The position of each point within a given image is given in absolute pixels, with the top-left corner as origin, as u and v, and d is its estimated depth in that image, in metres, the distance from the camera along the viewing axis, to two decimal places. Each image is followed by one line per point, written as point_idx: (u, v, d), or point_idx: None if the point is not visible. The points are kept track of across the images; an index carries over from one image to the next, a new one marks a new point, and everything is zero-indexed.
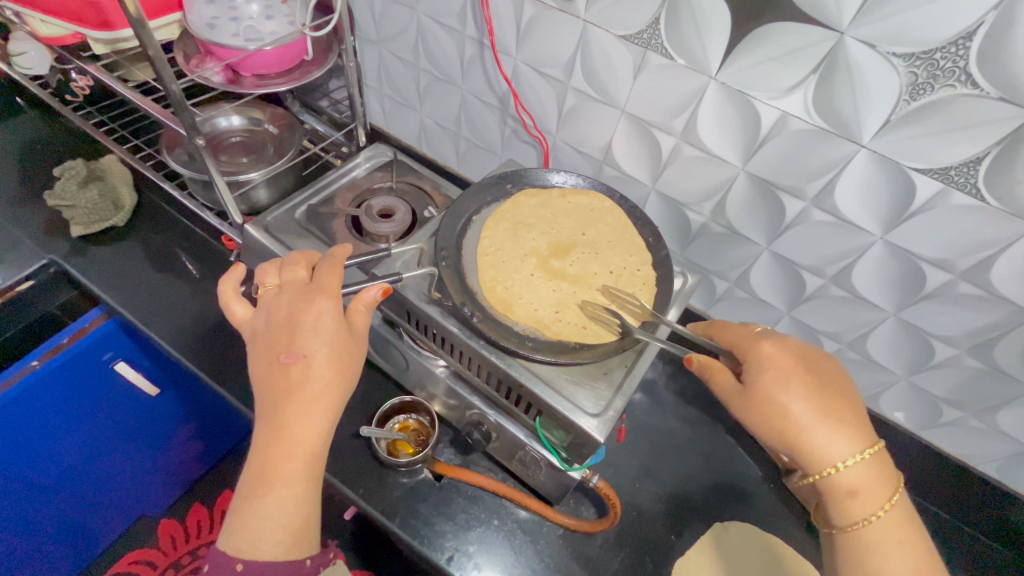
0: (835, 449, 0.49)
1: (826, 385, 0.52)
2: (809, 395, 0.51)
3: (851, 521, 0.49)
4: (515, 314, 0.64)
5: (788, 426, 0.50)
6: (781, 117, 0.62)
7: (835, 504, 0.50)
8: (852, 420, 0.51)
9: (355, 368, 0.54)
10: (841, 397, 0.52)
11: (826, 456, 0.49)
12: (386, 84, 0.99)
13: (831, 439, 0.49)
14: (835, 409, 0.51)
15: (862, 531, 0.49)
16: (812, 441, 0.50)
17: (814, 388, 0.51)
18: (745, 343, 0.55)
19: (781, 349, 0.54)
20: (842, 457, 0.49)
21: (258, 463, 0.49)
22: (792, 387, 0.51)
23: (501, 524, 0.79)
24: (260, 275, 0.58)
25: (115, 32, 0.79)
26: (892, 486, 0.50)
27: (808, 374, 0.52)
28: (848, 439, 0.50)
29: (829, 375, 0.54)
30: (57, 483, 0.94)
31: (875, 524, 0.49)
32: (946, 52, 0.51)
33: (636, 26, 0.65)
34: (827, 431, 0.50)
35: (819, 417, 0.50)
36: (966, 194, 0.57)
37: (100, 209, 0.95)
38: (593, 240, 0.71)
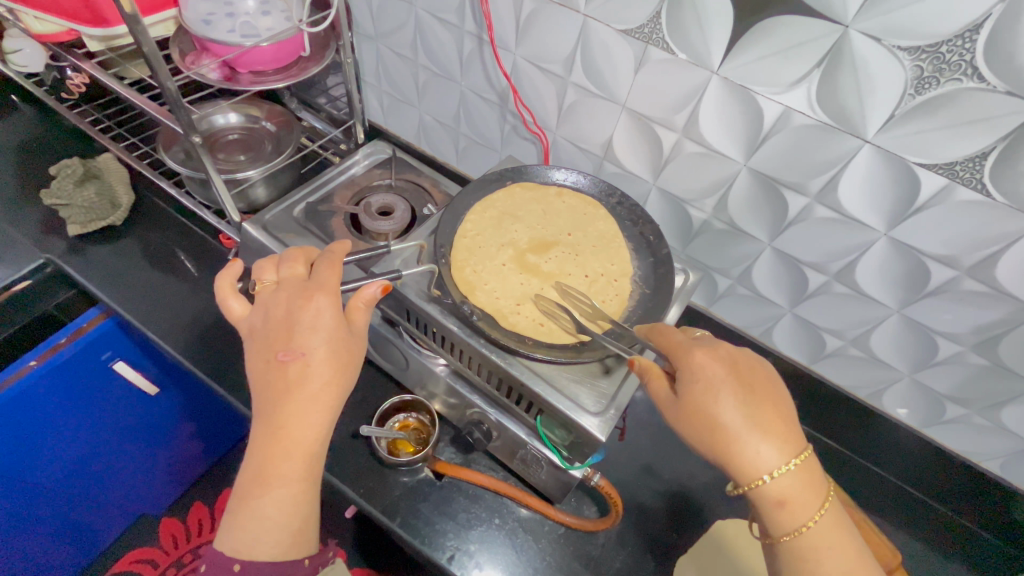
0: (763, 459, 0.47)
1: (758, 392, 0.50)
2: (738, 402, 0.49)
3: (784, 530, 0.47)
4: (474, 297, 0.64)
5: (719, 436, 0.48)
6: (785, 112, 0.61)
7: (766, 514, 0.48)
8: (783, 426, 0.49)
9: (354, 366, 0.53)
10: (772, 404, 0.50)
11: (755, 468, 0.47)
12: (385, 81, 0.99)
13: (760, 450, 0.47)
14: (765, 416, 0.49)
15: (792, 540, 0.47)
16: (742, 451, 0.47)
17: (743, 395, 0.49)
18: (679, 350, 0.53)
19: (713, 356, 0.52)
20: (769, 465, 0.47)
21: (256, 463, 0.49)
22: (722, 394, 0.49)
23: (502, 522, 0.79)
24: (258, 271, 0.57)
25: (109, 28, 0.78)
26: (823, 493, 0.48)
27: (737, 381, 0.50)
28: (778, 446, 0.48)
29: (761, 381, 0.51)
30: (54, 484, 0.93)
31: (806, 534, 0.47)
32: (952, 46, 0.50)
33: (637, 20, 0.64)
34: (755, 441, 0.47)
35: (748, 426, 0.48)
36: (972, 189, 0.56)
37: (98, 208, 0.95)
38: (575, 241, 0.70)
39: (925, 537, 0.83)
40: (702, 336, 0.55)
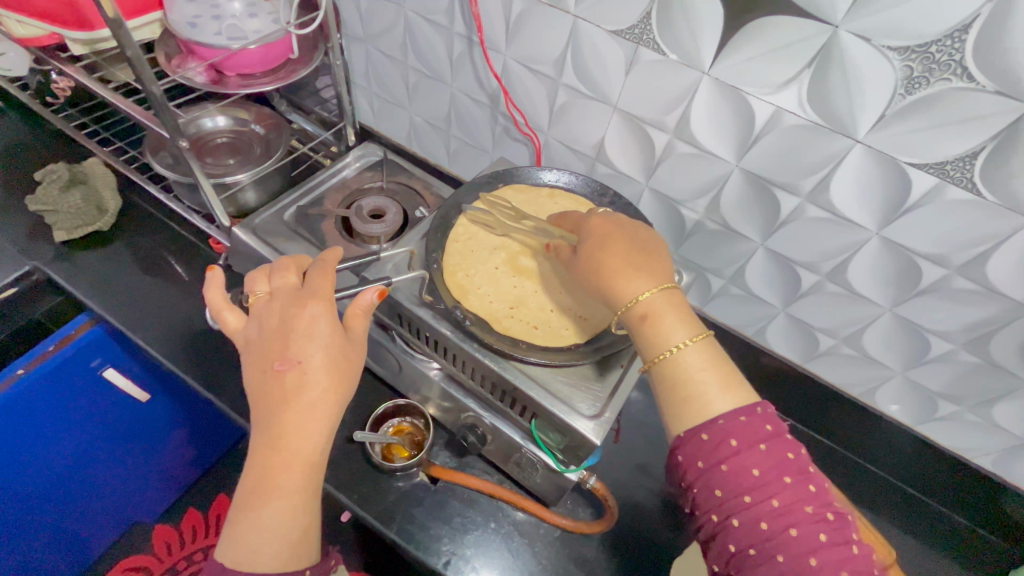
0: (627, 284, 0.53)
1: (638, 243, 0.57)
2: (613, 246, 0.56)
3: (650, 346, 0.51)
4: (468, 302, 0.64)
5: (603, 275, 0.54)
6: (776, 113, 0.61)
7: (637, 333, 0.52)
8: (651, 264, 0.54)
9: (353, 374, 0.52)
10: (648, 253, 0.56)
11: (628, 292, 0.53)
12: (375, 83, 0.98)
13: (628, 278, 0.53)
14: (636, 255, 0.55)
15: (655, 352, 0.50)
16: (618, 281, 0.53)
17: (625, 244, 0.56)
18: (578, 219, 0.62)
19: (605, 219, 0.60)
20: (636, 289, 0.53)
21: (255, 474, 0.48)
22: (600, 240, 0.57)
23: (498, 526, 0.78)
24: (251, 282, 0.56)
25: (93, 32, 0.77)
26: (686, 312, 0.52)
27: (623, 236, 0.57)
28: (642, 276, 0.53)
29: (643, 237, 0.57)
30: (43, 493, 0.91)
31: (666, 341, 0.50)
32: (941, 45, 0.50)
33: (627, 21, 0.64)
34: (630, 273, 0.53)
35: (620, 263, 0.54)
36: (962, 188, 0.56)
37: (83, 213, 0.93)
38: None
39: (921, 533, 0.84)
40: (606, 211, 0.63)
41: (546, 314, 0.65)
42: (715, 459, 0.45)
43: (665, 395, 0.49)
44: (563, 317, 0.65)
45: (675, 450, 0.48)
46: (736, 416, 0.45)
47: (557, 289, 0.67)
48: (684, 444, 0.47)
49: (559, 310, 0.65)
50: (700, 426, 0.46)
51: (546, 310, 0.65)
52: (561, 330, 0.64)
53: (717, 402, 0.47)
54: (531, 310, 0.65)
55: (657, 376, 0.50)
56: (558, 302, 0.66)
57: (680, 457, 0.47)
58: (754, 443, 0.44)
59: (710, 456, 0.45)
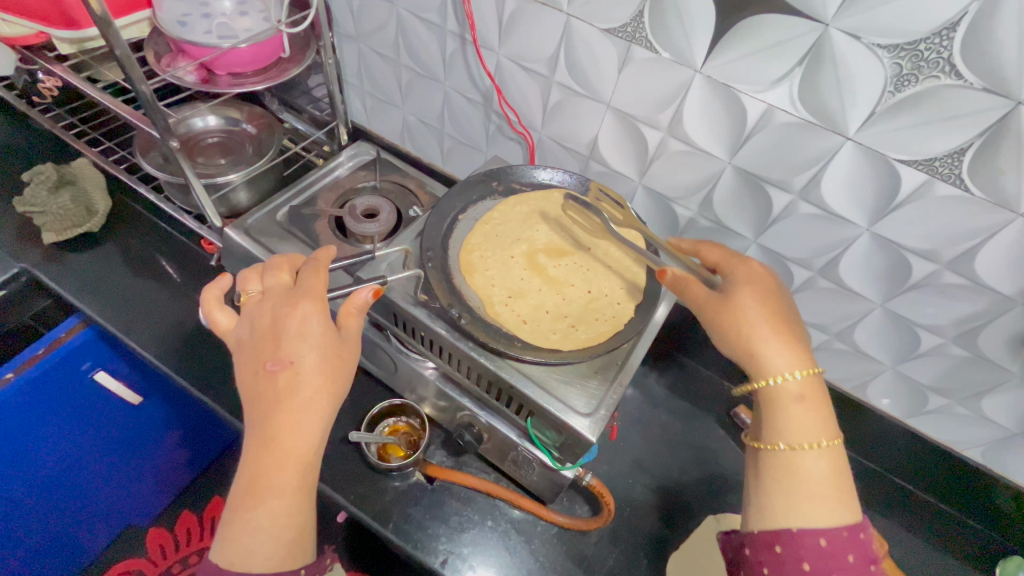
0: (784, 360, 0.52)
1: (791, 310, 0.57)
2: (770, 312, 0.55)
3: (781, 426, 0.51)
4: (472, 280, 0.66)
5: (747, 336, 0.54)
6: (767, 111, 0.62)
7: (773, 406, 0.52)
8: (802, 342, 0.55)
9: (347, 374, 0.52)
10: (799, 325, 0.56)
11: (776, 367, 0.52)
12: (367, 81, 0.97)
13: (783, 352, 0.53)
14: (791, 330, 0.55)
15: (788, 436, 0.50)
16: (764, 350, 0.53)
17: (773, 306, 0.56)
18: (731, 260, 0.60)
19: (763, 270, 0.59)
20: (790, 369, 0.52)
21: (248, 474, 0.48)
22: (758, 295, 0.56)
23: (495, 524, 0.78)
24: (242, 281, 0.56)
25: (81, 31, 0.76)
26: (830, 414, 0.52)
27: (774, 296, 0.56)
28: (800, 357, 0.53)
29: (792, 304, 0.58)
30: (35, 497, 0.90)
31: (802, 435, 0.50)
32: (930, 43, 0.50)
33: (619, 19, 0.64)
34: (778, 346, 0.53)
35: (778, 331, 0.54)
36: (950, 184, 0.57)
37: (72, 214, 0.92)
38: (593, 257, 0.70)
39: (912, 524, 0.85)
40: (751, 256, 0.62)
41: (541, 311, 0.65)
42: (826, 566, 0.45)
43: (775, 479, 0.50)
44: (556, 321, 0.64)
45: (774, 538, 0.47)
46: (855, 532, 0.46)
47: (560, 293, 0.67)
48: (790, 538, 0.47)
49: (554, 314, 0.65)
50: (819, 529, 0.46)
51: (540, 308, 0.65)
52: (549, 332, 0.63)
53: (837, 512, 0.47)
54: (528, 305, 0.65)
55: (775, 455, 0.51)
56: (556, 306, 0.66)
57: (779, 547, 0.47)
58: (863, 562, 0.46)
59: (819, 559, 0.45)
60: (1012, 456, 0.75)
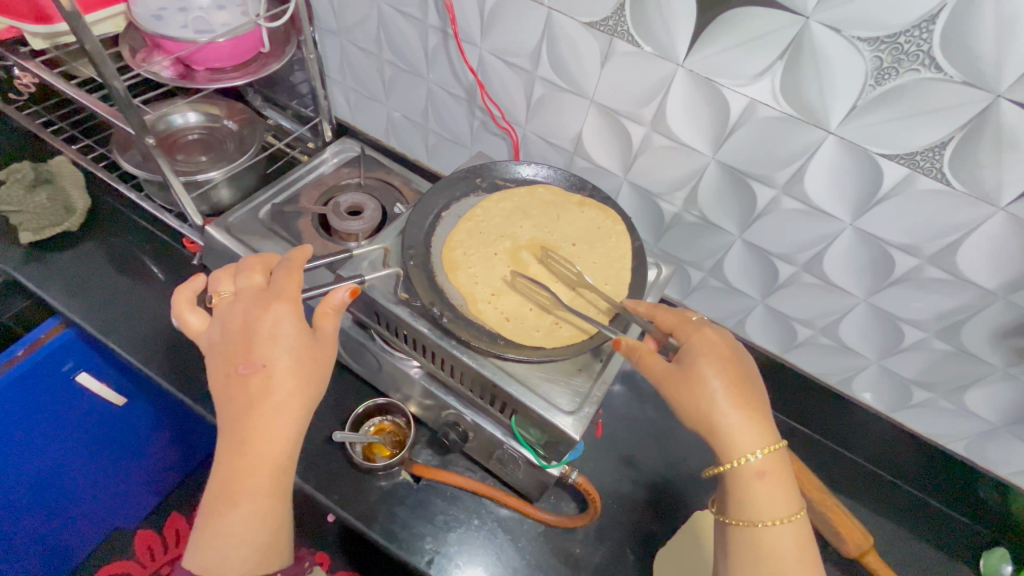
0: (747, 432, 0.51)
1: (749, 375, 0.55)
2: (730, 380, 0.53)
3: (746, 502, 0.51)
4: (454, 278, 0.65)
5: (708, 409, 0.52)
6: (750, 105, 0.61)
7: (737, 482, 0.51)
8: (763, 407, 0.53)
9: (322, 376, 0.51)
10: (757, 388, 0.55)
11: (739, 445, 0.51)
12: (350, 77, 0.96)
13: (743, 422, 0.52)
14: (750, 396, 0.53)
15: (755, 514, 0.50)
16: (724, 425, 0.52)
17: (733, 371, 0.54)
18: (684, 326, 0.58)
19: (716, 337, 0.57)
20: (752, 447, 0.51)
21: (219, 479, 0.47)
22: (717, 364, 0.54)
23: (481, 523, 0.78)
24: (215, 282, 0.54)
25: (52, 26, 0.75)
26: (793, 483, 0.51)
27: (733, 362, 0.55)
28: (761, 426, 0.52)
29: (751, 366, 0.56)
30: (16, 502, 0.89)
31: (767, 512, 0.50)
32: (910, 36, 0.50)
33: (601, 13, 0.63)
34: (740, 418, 0.52)
35: (737, 400, 0.52)
36: (932, 178, 0.57)
37: (50, 213, 0.90)
38: (577, 250, 0.69)
39: (898, 518, 0.85)
40: (704, 320, 0.60)
41: (524, 307, 0.64)
42: None
43: (744, 556, 0.50)
44: (540, 317, 0.64)
45: None
46: None
47: (544, 290, 0.66)
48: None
49: (538, 310, 0.64)
50: None
51: (523, 305, 0.64)
52: (532, 328, 0.63)
53: None
54: (511, 302, 0.64)
55: (744, 532, 0.50)
56: (541, 302, 0.65)
57: None
58: None
59: None
60: (995, 448, 0.76)
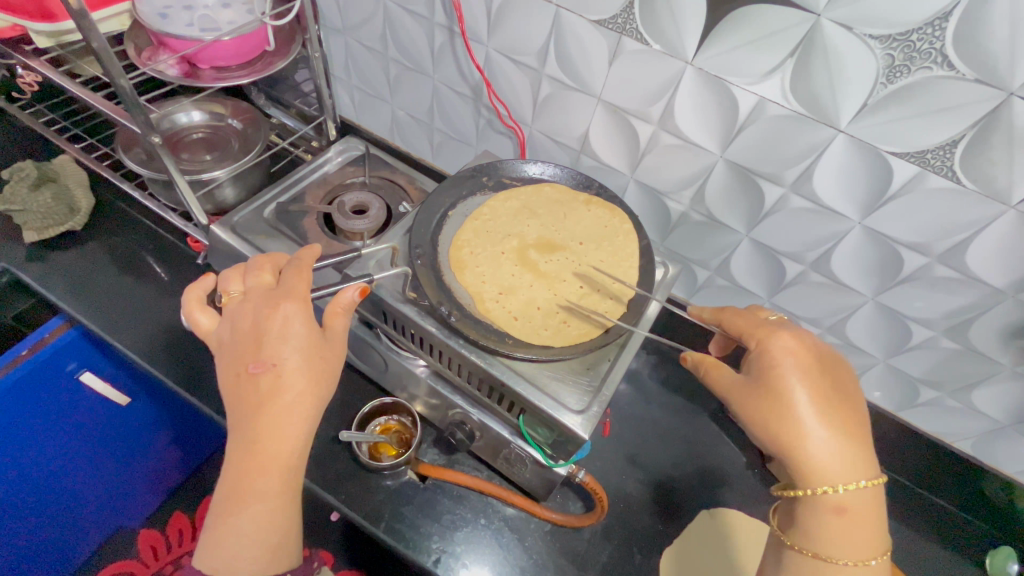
0: (834, 460, 0.48)
1: (836, 390, 0.52)
2: (815, 398, 0.50)
3: (821, 532, 0.48)
4: (462, 276, 0.65)
5: (793, 430, 0.49)
6: (758, 103, 0.61)
7: (814, 511, 0.49)
8: (854, 432, 0.50)
9: (332, 375, 0.51)
10: (845, 405, 0.51)
11: (825, 474, 0.48)
12: (355, 76, 0.96)
13: (827, 447, 0.48)
14: (838, 417, 0.50)
15: (831, 546, 0.48)
16: (809, 448, 0.49)
17: (822, 391, 0.50)
18: (759, 332, 0.54)
19: (795, 342, 0.53)
20: (845, 479, 0.48)
21: (229, 479, 0.47)
22: (803, 381, 0.50)
23: (488, 522, 0.78)
24: (223, 281, 0.54)
25: (56, 24, 0.75)
26: (878, 523, 0.49)
27: (822, 378, 0.51)
28: (850, 454, 0.49)
29: (838, 376, 0.53)
30: (21, 502, 0.89)
31: (844, 548, 0.48)
32: (922, 33, 0.50)
33: (609, 11, 0.63)
34: (828, 443, 0.49)
35: (825, 422, 0.49)
36: (942, 176, 0.56)
37: (54, 213, 0.90)
38: (583, 250, 0.69)
39: (904, 517, 0.85)
40: (780, 321, 0.56)
41: (531, 306, 0.64)
42: None
43: None
44: (547, 316, 0.64)
45: None
46: None
47: (551, 289, 0.66)
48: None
49: (545, 309, 0.64)
50: None
51: (531, 304, 0.64)
52: (540, 327, 0.63)
53: None
54: (520, 301, 0.64)
55: (815, 563, 0.48)
56: (548, 301, 0.65)
57: None
58: None
59: None
60: (1002, 448, 0.76)
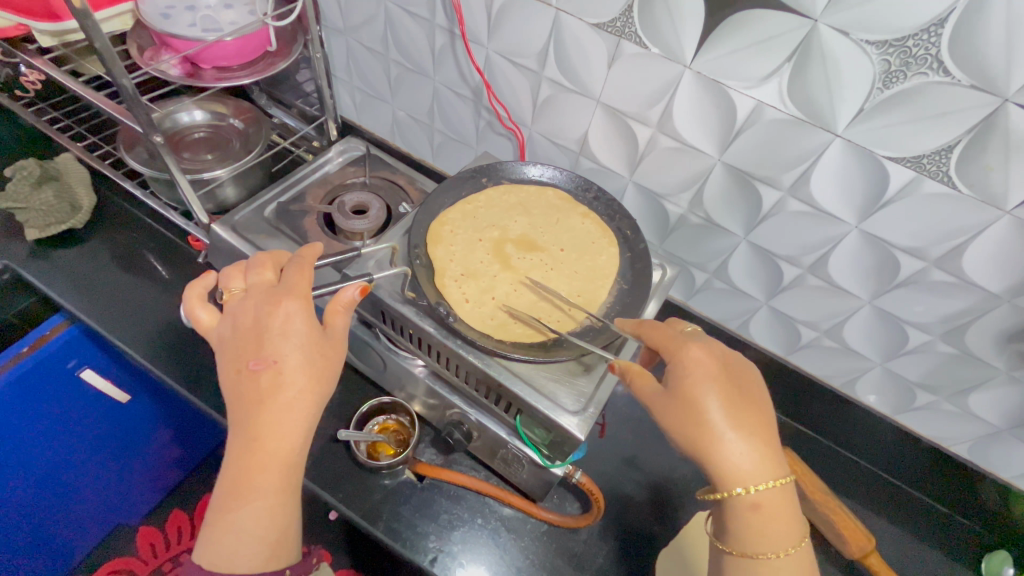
0: (745, 460, 0.49)
1: (746, 393, 0.52)
2: (723, 402, 0.50)
3: (742, 531, 0.49)
4: (433, 250, 0.67)
5: (704, 433, 0.49)
6: (757, 107, 0.61)
7: (733, 511, 0.49)
8: (763, 430, 0.51)
9: (332, 373, 0.52)
10: (755, 406, 0.52)
11: (738, 474, 0.48)
12: (356, 77, 0.96)
13: (739, 449, 0.49)
14: (747, 419, 0.50)
15: (754, 546, 0.48)
16: (723, 450, 0.49)
17: (729, 391, 0.51)
18: (671, 343, 0.55)
19: (703, 351, 0.53)
20: (755, 477, 0.48)
21: (230, 475, 0.47)
22: (711, 388, 0.51)
23: (485, 522, 0.78)
24: (225, 278, 0.55)
25: (60, 23, 0.75)
26: (794, 514, 0.49)
27: (726, 379, 0.52)
28: (759, 453, 0.49)
29: (746, 379, 0.53)
30: (21, 499, 0.89)
31: (767, 543, 0.48)
32: (918, 39, 0.50)
33: (608, 14, 0.63)
34: (739, 441, 0.49)
35: (733, 422, 0.50)
36: (939, 181, 0.57)
37: (57, 210, 0.90)
38: (562, 256, 0.69)
39: (900, 520, 0.85)
40: (693, 333, 0.57)
41: (487, 294, 0.65)
42: None
43: None
44: (497, 308, 0.64)
45: None
46: None
47: (515, 285, 0.67)
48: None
49: (499, 302, 0.64)
50: None
51: (487, 294, 0.65)
52: (488, 318, 0.63)
53: None
54: (476, 286, 0.65)
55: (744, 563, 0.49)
56: (505, 296, 0.65)
57: None
58: None
59: None
60: (997, 451, 0.76)
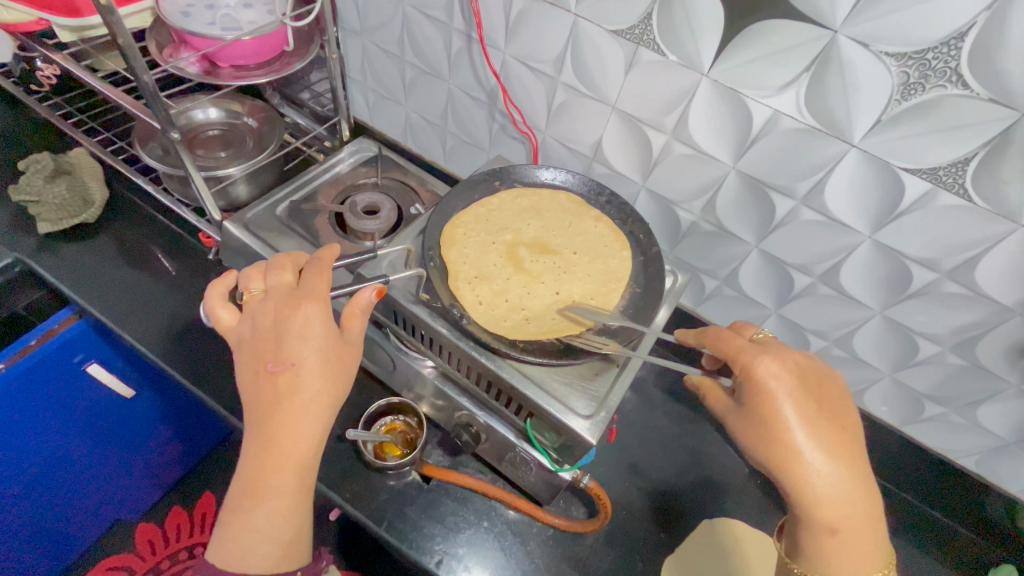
0: (823, 479, 0.47)
1: (827, 408, 0.51)
2: (806, 420, 0.49)
3: (823, 554, 0.48)
4: (447, 252, 0.67)
5: (780, 453, 0.48)
6: (773, 116, 0.62)
7: (807, 531, 0.49)
8: (847, 448, 0.49)
9: (347, 377, 0.52)
10: (837, 423, 0.50)
11: (817, 496, 0.47)
12: (371, 78, 0.97)
13: (818, 470, 0.48)
14: (828, 436, 0.49)
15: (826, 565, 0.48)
16: (799, 471, 0.48)
17: (810, 408, 0.50)
18: (744, 357, 0.52)
19: (781, 363, 0.51)
20: (834, 501, 0.47)
21: (246, 475, 0.47)
22: (791, 405, 0.49)
23: (491, 525, 0.78)
24: (245, 279, 0.55)
25: (83, 19, 0.76)
26: (875, 537, 0.48)
27: (808, 396, 0.50)
28: (841, 472, 0.48)
29: (829, 392, 0.52)
30: (24, 491, 0.89)
31: (843, 564, 0.48)
32: (937, 52, 0.51)
33: (627, 21, 0.64)
34: (818, 464, 0.48)
35: (814, 442, 0.48)
36: (954, 194, 0.57)
37: (69, 205, 0.91)
38: (575, 259, 0.69)
39: (906, 533, 0.85)
40: (767, 342, 0.55)
41: (499, 296, 0.65)
42: None
43: None
44: (510, 311, 0.64)
45: None
46: None
47: (527, 287, 0.67)
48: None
49: (512, 304, 0.64)
50: None
51: (500, 296, 0.65)
52: (501, 320, 0.63)
53: None
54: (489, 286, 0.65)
55: None
56: (519, 298, 0.65)
57: None
58: None
59: None
60: (1006, 465, 0.76)
